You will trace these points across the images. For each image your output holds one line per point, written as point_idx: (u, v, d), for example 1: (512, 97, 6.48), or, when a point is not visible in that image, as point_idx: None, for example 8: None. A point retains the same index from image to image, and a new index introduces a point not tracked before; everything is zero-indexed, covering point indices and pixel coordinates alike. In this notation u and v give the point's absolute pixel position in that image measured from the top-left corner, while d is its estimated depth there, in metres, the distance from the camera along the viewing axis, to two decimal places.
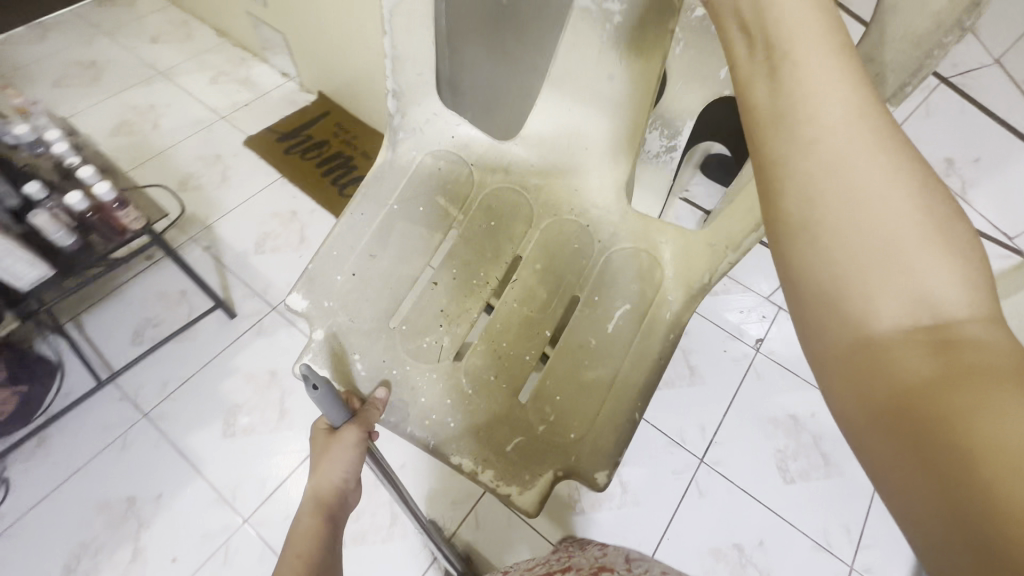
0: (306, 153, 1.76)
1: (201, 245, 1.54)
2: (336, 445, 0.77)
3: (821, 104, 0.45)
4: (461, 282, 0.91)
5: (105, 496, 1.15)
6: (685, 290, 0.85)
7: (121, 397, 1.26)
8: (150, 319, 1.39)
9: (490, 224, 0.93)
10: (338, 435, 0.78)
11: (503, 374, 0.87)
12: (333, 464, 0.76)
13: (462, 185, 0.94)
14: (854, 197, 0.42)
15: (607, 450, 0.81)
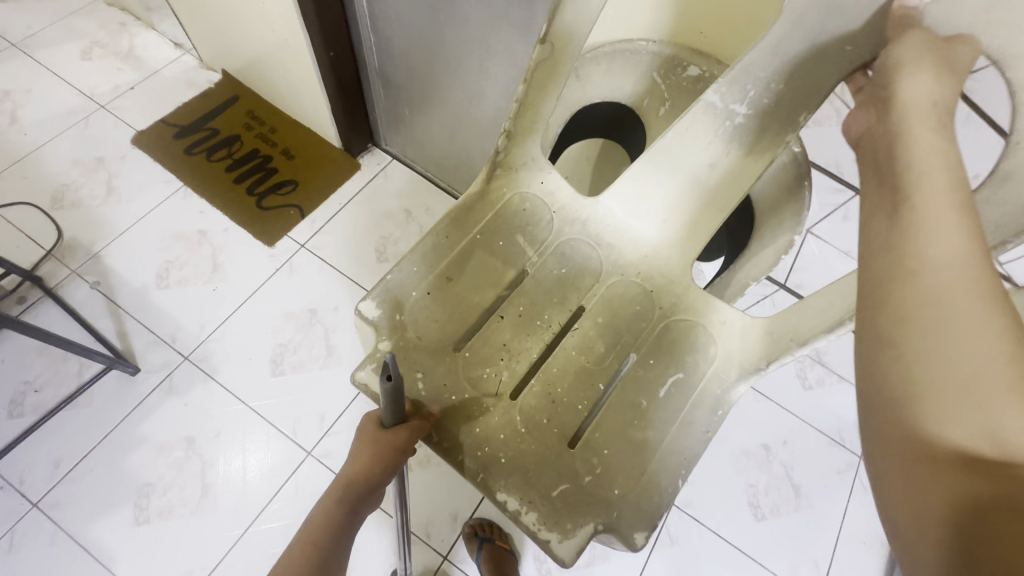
0: (214, 153, 1.46)
1: (88, 282, 1.28)
2: (382, 446, 0.60)
3: (933, 236, 0.38)
4: (528, 319, 0.68)
5: None
6: (742, 373, 0.65)
7: (7, 486, 1.08)
8: (32, 382, 1.16)
9: (562, 271, 0.70)
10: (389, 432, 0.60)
11: (556, 417, 0.64)
12: (370, 465, 0.60)
13: (540, 227, 0.72)
14: (932, 319, 0.36)
15: (652, 509, 0.60)
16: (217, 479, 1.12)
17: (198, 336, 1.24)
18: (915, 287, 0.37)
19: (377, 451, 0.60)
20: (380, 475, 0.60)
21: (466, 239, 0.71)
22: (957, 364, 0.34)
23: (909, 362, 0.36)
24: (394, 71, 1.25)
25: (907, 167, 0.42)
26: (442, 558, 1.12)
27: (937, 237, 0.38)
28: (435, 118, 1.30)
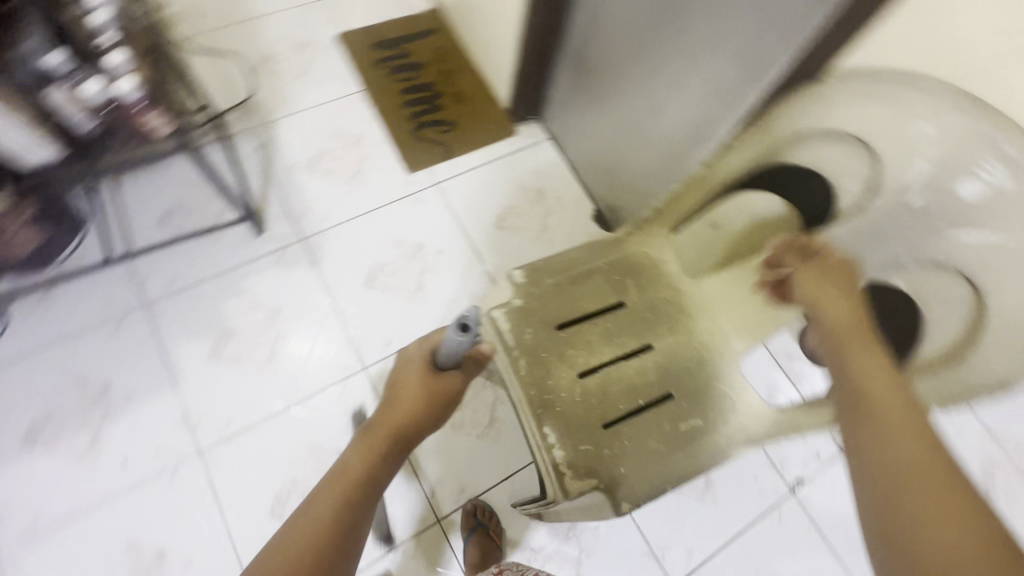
0: (397, 71, 1.56)
1: (257, 141, 1.43)
2: (432, 392, 0.68)
3: (888, 406, 0.51)
4: (612, 333, 0.77)
5: (86, 375, 1.16)
6: (751, 441, 0.72)
7: (134, 279, 1.25)
8: (183, 206, 1.33)
9: (650, 315, 0.79)
10: (442, 376, 0.69)
11: (597, 410, 0.72)
12: (418, 408, 0.67)
13: (655, 273, 0.82)
14: (890, 470, 0.46)
15: (645, 490, 0.69)
16: (286, 351, 1.22)
17: (322, 224, 1.35)
18: (876, 431, 0.50)
19: (427, 395, 0.68)
20: (425, 419, 0.67)
21: (594, 263, 0.81)
22: (897, 465, 0.46)
23: (875, 470, 0.47)
24: (595, 53, 1.22)
25: (848, 352, 0.57)
26: (435, 520, 1.13)
27: (885, 410, 0.51)
28: (608, 117, 1.28)
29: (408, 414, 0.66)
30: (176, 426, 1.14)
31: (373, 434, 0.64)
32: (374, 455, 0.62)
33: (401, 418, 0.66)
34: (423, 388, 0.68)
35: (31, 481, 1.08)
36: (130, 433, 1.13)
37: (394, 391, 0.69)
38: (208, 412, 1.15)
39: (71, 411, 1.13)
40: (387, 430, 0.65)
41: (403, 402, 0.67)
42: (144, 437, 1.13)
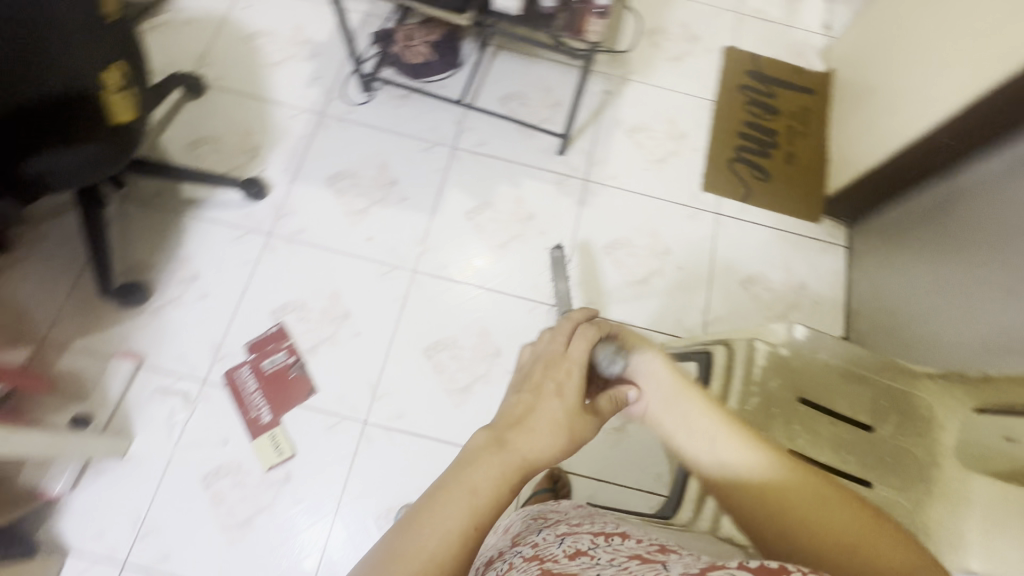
0: (752, 104, 1.58)
1: (604, 87, 1.56)
2: (571, 424, 0.54)
3: (736, 463, 0.55)
4: (842, 444, 0.75)
5: (388, 164, 1.42)
6: None
7: (456, 125, 1.47)
8: (524, 98, 1.52)
9: (888, 459, 0.75)
10: (582, 416, 0.55)
11: None
12: (557, 444, 0.53)
13: (925, 432, 0.75)
14: (776, 511, 0.52)
15: None
16: (514, 250, 1.36)
17: (604, 179, 1.45)
18: (751, 495, 0.54)
19: (568, 428, 0.54)
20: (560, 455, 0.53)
21: (873, 379, 0.79)
22: (751, 475, 0.54)
23: (770, 515, 0.52)
24: (960, 206, 1.12)
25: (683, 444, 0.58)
26: None
27: (720, 460, 0.55)
28: (928, 264, 1.17)
29: (544, 447, 0.51)
30: (414, 242, 1.34)
31: (506, 455, 0.49)
32: (507, 483, 0.48)
33: (536, 449, 0.51)
34: (562, 418, 0.54)
35: (312, 207, 1.35)
36: (386, 224, 1.35)
37: (524, 410, 0.54)
38: (437, 250, 1.34)
39: (364, 182, 1.39)
40: (520, 460, 0.50)
41: (536, 428, 0.52)
42: (391, 233, 1.35)
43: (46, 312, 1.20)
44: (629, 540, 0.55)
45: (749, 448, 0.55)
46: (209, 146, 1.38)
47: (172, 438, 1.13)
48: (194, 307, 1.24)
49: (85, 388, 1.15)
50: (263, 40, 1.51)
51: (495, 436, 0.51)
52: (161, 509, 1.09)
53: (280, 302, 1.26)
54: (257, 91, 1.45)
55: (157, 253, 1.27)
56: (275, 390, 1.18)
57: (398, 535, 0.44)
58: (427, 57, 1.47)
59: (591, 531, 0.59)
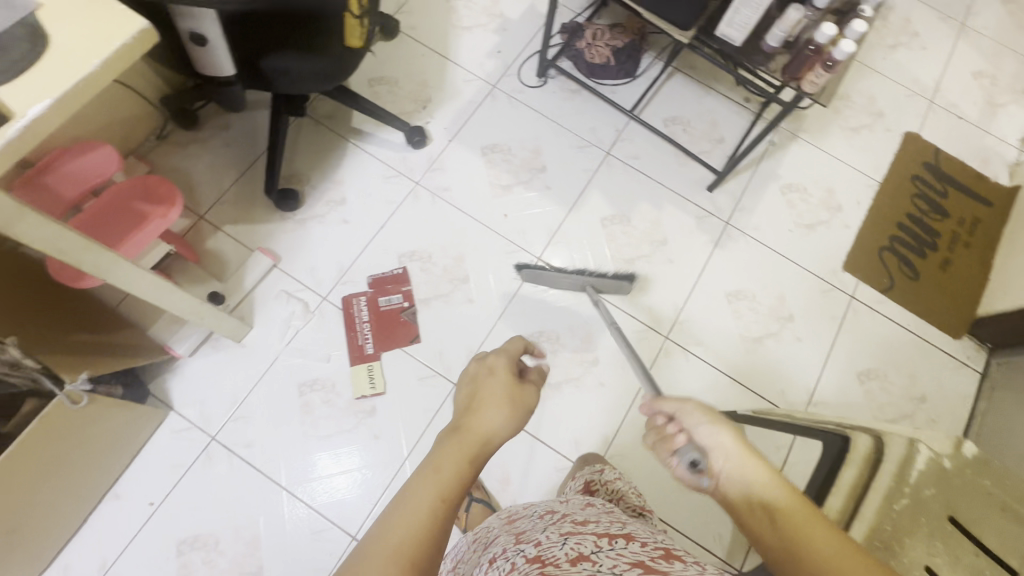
0: (921, 197, 1.49)
1: (771, 136, 1.51)
2: (515, 400, 0.68)
3: (748, 478, 0.55)
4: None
5: (540, 150, 1.43)
6: None
7: (615, 132, 1.47)
8: (689, 125, 1.50)
9: None
10: (518, 389, 0.70)
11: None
12: (507, 420, 0.66)
13: None
14: (785, 532, 0.49)
15: None
16: (637, 269, 1.35)
17: (746, 227, 1.41)
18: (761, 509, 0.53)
19: (515, 405, 0.67)
20: (511, 431, 0.66)
21: None
22: (768, 500, 0.53)
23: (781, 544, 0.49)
24: None
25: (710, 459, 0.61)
26: None
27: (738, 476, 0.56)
28: None
29: (495, 428, 0.64)
30: (545, 232, 1.36)
31: (465, 438, 0.61)
32: (467, 459, 0.59)
33: (488, 428, 0.64)
34: (508, 400, 0.68)
35: (461, 170, 1.39)
36: (523, 206, 1.37)
37: (473, 402, 0.67)
38: (564, 246, 1.35)
39: (516, 159, 1.41)
40: (479, 435, 0.62)
41: (488, 413, 0.65)
42: (527, 217, 1.37)
43: (212, 192, 1.30)
44: (633, 544, 0.51)
45: (758, 466, 0.56)
46: (386, 86, 1.45)
47: (284, 340, 1.21)
48: (333, 228, 1.30)
49: (225, 270, 1.24)
50: (459, 3, 1.56)
51: (454, 428, 0.63)
52: (257, 400, 1.16)
53: (408, 248, 1.31)
54: (440, 47, 1.50)
55: (314, 170, 1.35)
56: (384, 326, 1.23)
57: (391, 509, 0.52)
58: (608, 59, 1.49)
59: (596, 532, 0.56)
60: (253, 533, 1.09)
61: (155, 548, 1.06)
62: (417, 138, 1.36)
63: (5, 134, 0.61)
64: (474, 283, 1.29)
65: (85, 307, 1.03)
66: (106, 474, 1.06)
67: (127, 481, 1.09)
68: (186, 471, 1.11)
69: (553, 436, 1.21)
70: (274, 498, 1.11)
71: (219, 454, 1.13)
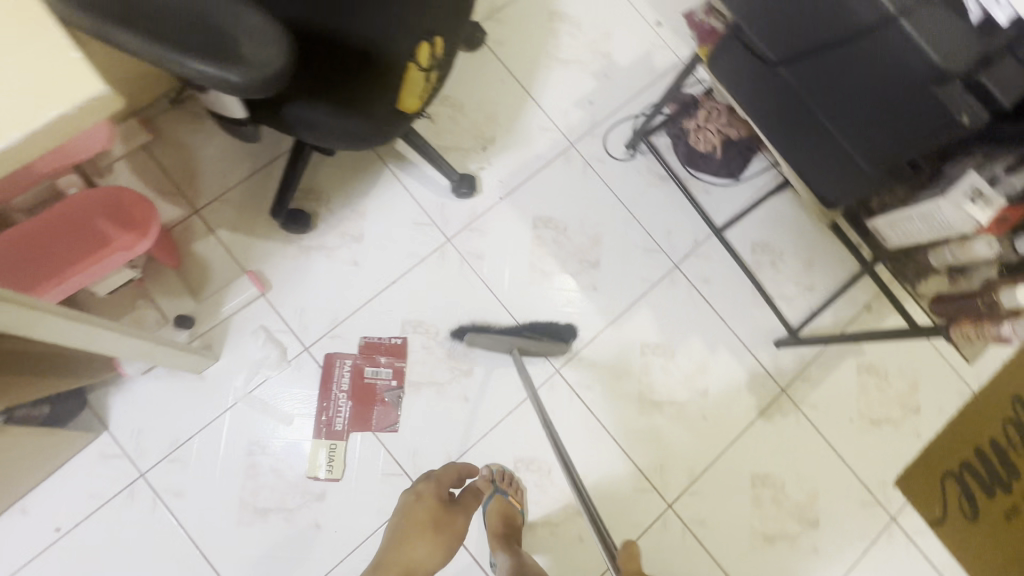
0: (1016, 425, 1.25)
1: (869, 299, 1.26)
2: (439, 529, 0.93)
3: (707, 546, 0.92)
4: None
5: (599, 240, 1.21)
6: None
7: (691, 241, 1.24)
8: (779, 258, 1.25)
9: None
10: (446, 516, 0.94)
11: None
12: (431, 550, 0.92)
13: None
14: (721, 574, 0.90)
15: None
16: (662, 415, 1.15)
17: (803, 402, 1.20)
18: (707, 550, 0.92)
19: (436, 536, 0.92)
20: (435, 558, 0.92)
21: None
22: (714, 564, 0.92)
23: None
24: None
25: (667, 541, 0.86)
26: None
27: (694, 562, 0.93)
28: None
29: (419, 558, 0.91)
30: (573, 342, 1.16)
31: (390, 570, 0.89)
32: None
33: (415, 558, 0.91)
34: (432, 529, 0.93)
35: (503, 238, 1.19)
36: (559, 303, 1.17)
37: (403, 526, 0.93)
38: (590, 364, 1.16)
39: (568, 245, 1.20)
40: (402, 565, 0.90)
41: (416, 546, 0.91)
42: (558, 317, 1.17)
43: (217, 185, 1.12)
44: None
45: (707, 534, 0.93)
46: (448, 109, 1.22)
47: (250, 385, 1.06)
48: (340, 268, 1.13)
49: (205, 285, 1.07)
50: (564, 26, 1.30)
51: (384, 561, 0.90)
52: (202, 445, 1.03)
53: (415, 316, 1.13)
54: (525, 78, 1.26)
55: (338, 190, 1.15)
56: (363, 404, 1.08)
57: None
58: (714, 150, 1.23)
59: None
60: None
61: None
62: (463, 190, 1.16)
63: None
64: (477, 379, 1.12)
65: None
66: (13, 491, 0.94)
67: (37, 497, 0.98)
68: (103, 504, 0.99)
69: None
70: (188, 563, 0.99)
71: (143, 495, 1.01)
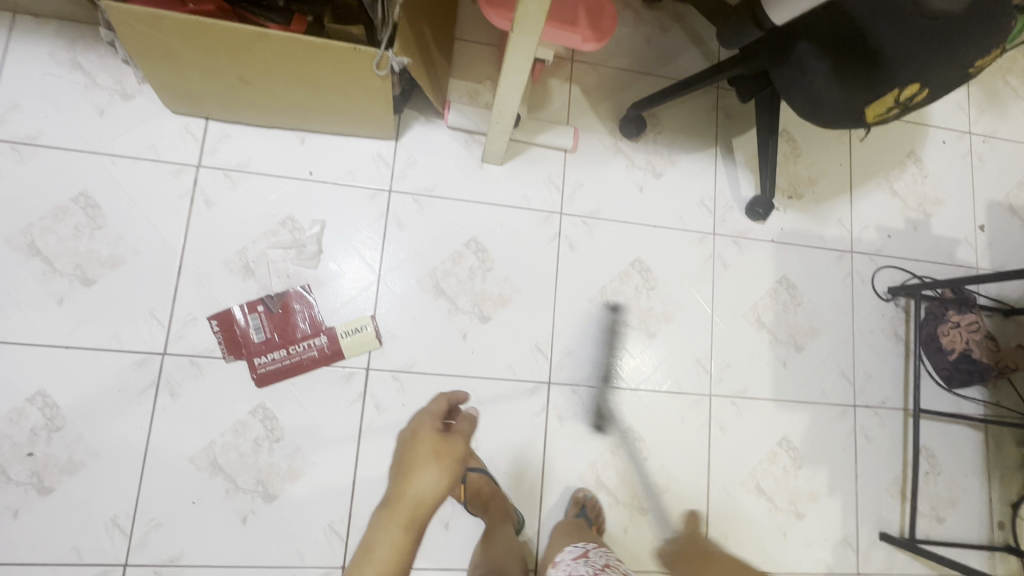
0: None
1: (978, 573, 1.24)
2: (444, 456, 0.73)
3: None
4: None
5: (815, 334, 1.25)
6: None
7: (879, 400, 1.26)
8: (932, 475, 1.26)
9: None
10: (451, 440, 0.75)
11: None
12: (440, 478, 0.71)
13: None
14: None
15: None
16: (757, 503, 1.16)
17: None
18: None
19: (445, 461, 0.72)
20: (448, 485, 0.71)
21: None
22: None
23: None
24: None
25: None
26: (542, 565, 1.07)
27: None
28: None
29: (427, 490, 0.70)
30: (740, 387, 1.20)
31: (399, 509, 0.70)
32: (403, 528, 0.68)
33: (423, 490, 0.71)
34: (434, 458, 0.73)
35: (752, 267, 1.25)
36: (754, 349, 1.22)
37: (405, 465, 0.73)
38: (736, 414, 1.19)
39: (792, 317, 1.25)
40: (410, 499, 0.70)
41: (419, 475, 0.71)
42: (744, 358, 1.21)
43: (598, 56, 1.25)
44: None
45: None
46: (787, 149, 1.31)
47: (504, 200, 1.15)
48: (627, 182, 1.21)
49: (538, 110, 1.19)
50: (912, 167, 1.38)
51: (390, 499, 0.71)
52: (441, 208, 1.13)
53: (647, 263, 1.20)
54: (857, 177, 1.34)
55: (671, 132, 1.25)
56: (281, 319, 1.03)
57: None
58: (953, 351, 1.26)
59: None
60: (326, 277, 1.07)
61: (273, 202, 1.07)
62: (757, 210, 1.21)
63: None
64: (652, 346, 1.17)
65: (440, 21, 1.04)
66: (315, 121, 1.06)
67: (316, 141, 1.10)
68: (348, 184, 1.10)
69: (553, 506, 1.09)
70: (363, 277, 1.08)
71: (377, 204, 1.11)
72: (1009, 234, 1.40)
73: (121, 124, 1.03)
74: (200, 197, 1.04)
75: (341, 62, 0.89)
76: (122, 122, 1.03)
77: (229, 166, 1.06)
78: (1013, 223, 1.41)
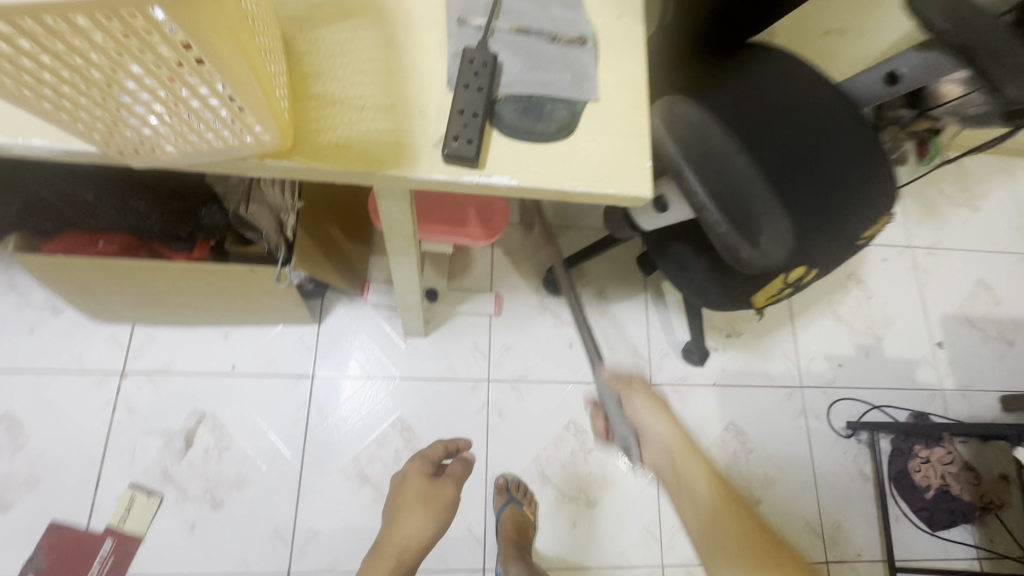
0: None
1: None
2: (429, 502, 0.89)
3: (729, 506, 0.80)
4: None
5: (773, 483, 1.18)
6: None
7: (854, 551, 1.16)
8: None
9: None
10: (438, 489, 0.91)
11: None
12: (423, 524, 0.88)
13: None
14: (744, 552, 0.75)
15: None
16: None
17: None
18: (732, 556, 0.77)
19: (428, 508, 0.88)
20: (430, 531, 0.88)
21: None
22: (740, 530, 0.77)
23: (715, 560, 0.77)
24: None
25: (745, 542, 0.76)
26: None
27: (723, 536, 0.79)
28: None
29: (411, 535, 0.86)
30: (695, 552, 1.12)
31: (387, 552, 0.85)
32: (391, 569, 0.84)
33: (410, 536, 0.87)
34: (420, 503, 0.89)
35: (695, 415, 1.20)
36: None
37: (396, 509, 0.89)
38: None
39: (744, 466, 1.18)
40: (399, 543, 0.86)
41: (406, 520, 0.87)
42: None
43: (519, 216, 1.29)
44: None
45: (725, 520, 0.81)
46: None
47: (429, 373, 1.15)
48: (556, 339, 1.21)
49: (460, 278, 1.21)
50: (854, 289, 1.35)
51: (383, 541, 0.87)
52: (366, 387, 1.13)
53: (582, 423, 1.16)
54: (796, 305, 1.31)
55: (597, 282, 1.26)
56: (58, 566, 0.96)
57: None
58: (927, 488, 1.17)
59: None
60: (247, 475, 1.05)
61: (197, 400, 1.08)
62: (693, 356, 1.20)
63: (459, 175, 0.56)
64: (595, 515, 1.11)
65: (349, 217, 1.09)
66: (234, 318, 1.09)
67: (239, 334, 1.13)
68: (272, 374, 1.11)
69: None
70: (286, 470, 1.06)
71: (302, 390, 1.11)
72: (970, 349, 1.34)
73: (49, 340, 1.07)
74: (121, 404, 1.06)
75: (243, 276, 0.93)
76: (50, 338, 1.07)
77: (152, 369, 1.08)
78: (973, 337, 1.35)
